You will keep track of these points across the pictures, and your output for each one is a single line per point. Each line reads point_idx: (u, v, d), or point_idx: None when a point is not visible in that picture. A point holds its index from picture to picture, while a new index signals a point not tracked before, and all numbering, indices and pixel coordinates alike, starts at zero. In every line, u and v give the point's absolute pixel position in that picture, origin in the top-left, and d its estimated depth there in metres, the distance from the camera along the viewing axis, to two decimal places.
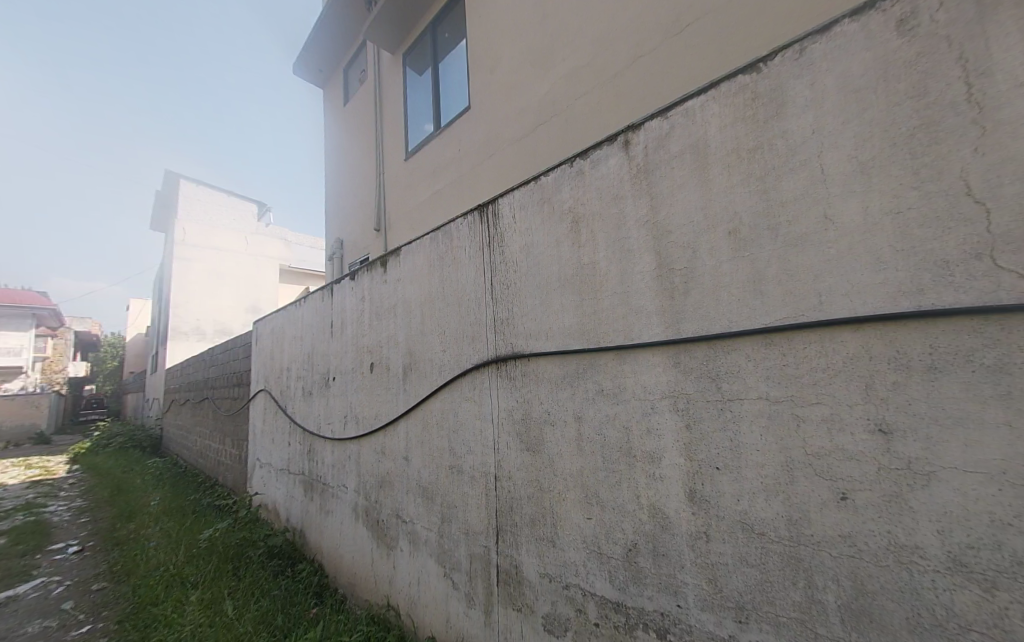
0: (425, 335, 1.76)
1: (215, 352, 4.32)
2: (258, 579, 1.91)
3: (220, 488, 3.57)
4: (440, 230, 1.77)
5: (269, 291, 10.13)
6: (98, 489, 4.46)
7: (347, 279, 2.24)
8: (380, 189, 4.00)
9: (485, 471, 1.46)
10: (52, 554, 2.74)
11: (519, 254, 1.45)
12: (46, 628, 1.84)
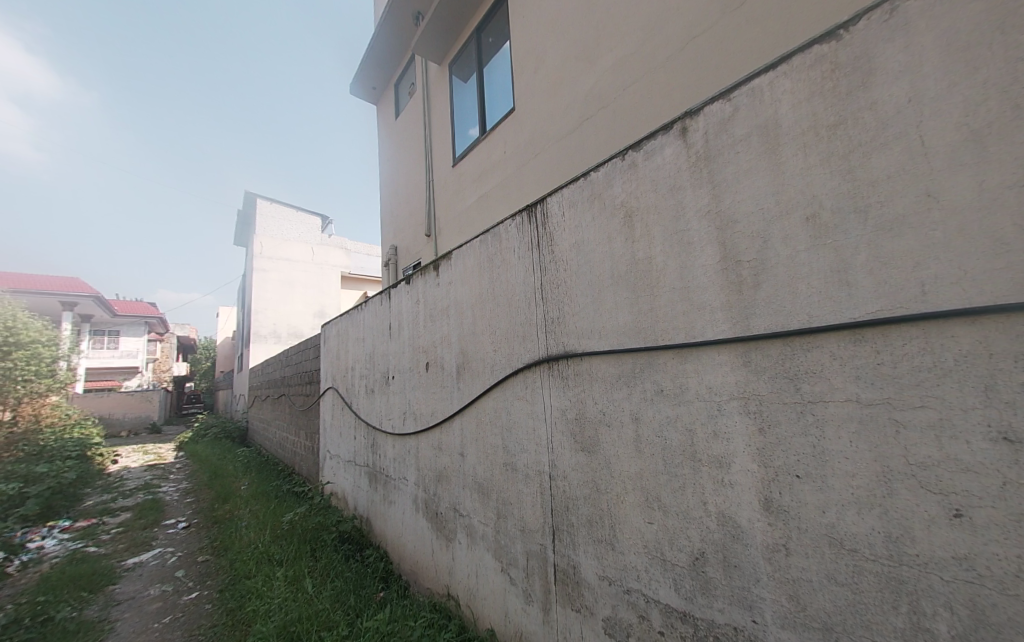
0: (477, 335, 1.80)
1: (289, 353, 4.78)
2: (330, 561, 2.08)
3: (296, 476, 3.94)
4: (489, 231, 1.80)
5: (332, 296, 10.98)
6: (201, 472, 5.14)
7: (403, 283, 2.36)
8: (429, 195, 4.18)
9: (539, 470, 1.47)
10: (166, 528, 3.19)
11: (570, 252, 1.43)
12: (165, 591, 2.15)
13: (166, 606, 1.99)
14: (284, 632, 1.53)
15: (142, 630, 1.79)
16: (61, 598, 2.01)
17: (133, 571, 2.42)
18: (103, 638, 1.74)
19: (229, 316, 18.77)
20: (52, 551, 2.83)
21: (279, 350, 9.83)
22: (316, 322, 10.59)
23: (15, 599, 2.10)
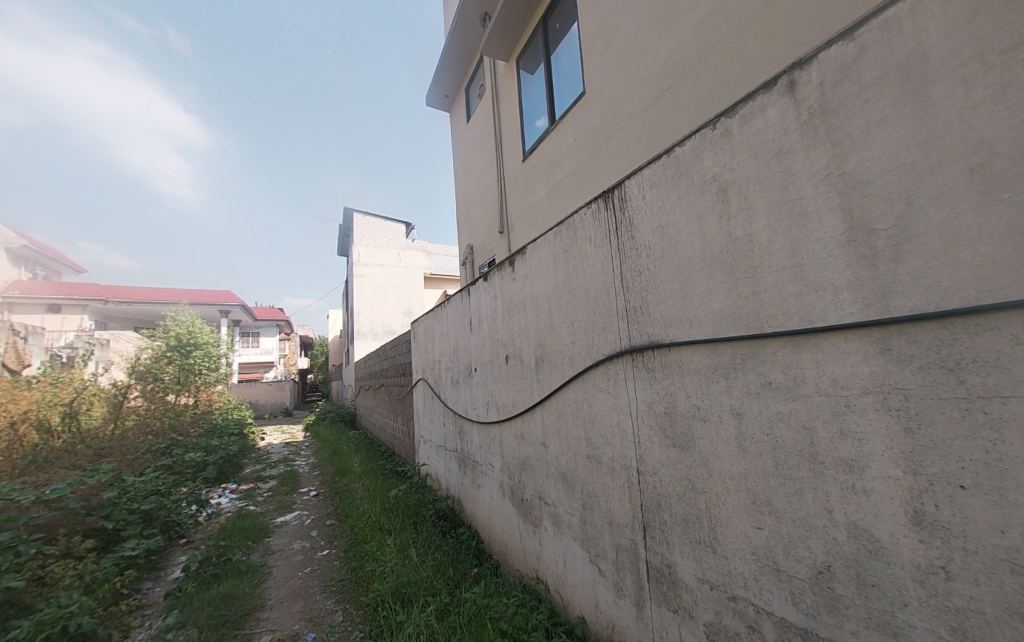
0: (555, 328, 1.81)
1: (384, 348, 5.37)
2: (429, 535, 2.31)
3: (395, 457, 4.43)
4: (563, 223, 1.78)
5: (416, 296, 12.01)
6: (323, 449, 6.09)
7: (481, 280, 2.47)
8: (501, 193, 4.30)
9: (625, 464, 1.43)
10: (302, 495, 3.86)
11: (653, 237, 1.35)
12: (305, 546, 2.61)
13: (306, 559, 2.41)
14: (397, 592, 1.74)
15: (291, 575, 2.20)
16: (235, 543, 2.57)
17: (281, 527, 2.98)
18: (265, 578, 2.18)
19: (335, 317, 21.79)
20: (228, 506, 3.63)
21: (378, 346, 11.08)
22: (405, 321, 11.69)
23: (209, 540, 2.74)
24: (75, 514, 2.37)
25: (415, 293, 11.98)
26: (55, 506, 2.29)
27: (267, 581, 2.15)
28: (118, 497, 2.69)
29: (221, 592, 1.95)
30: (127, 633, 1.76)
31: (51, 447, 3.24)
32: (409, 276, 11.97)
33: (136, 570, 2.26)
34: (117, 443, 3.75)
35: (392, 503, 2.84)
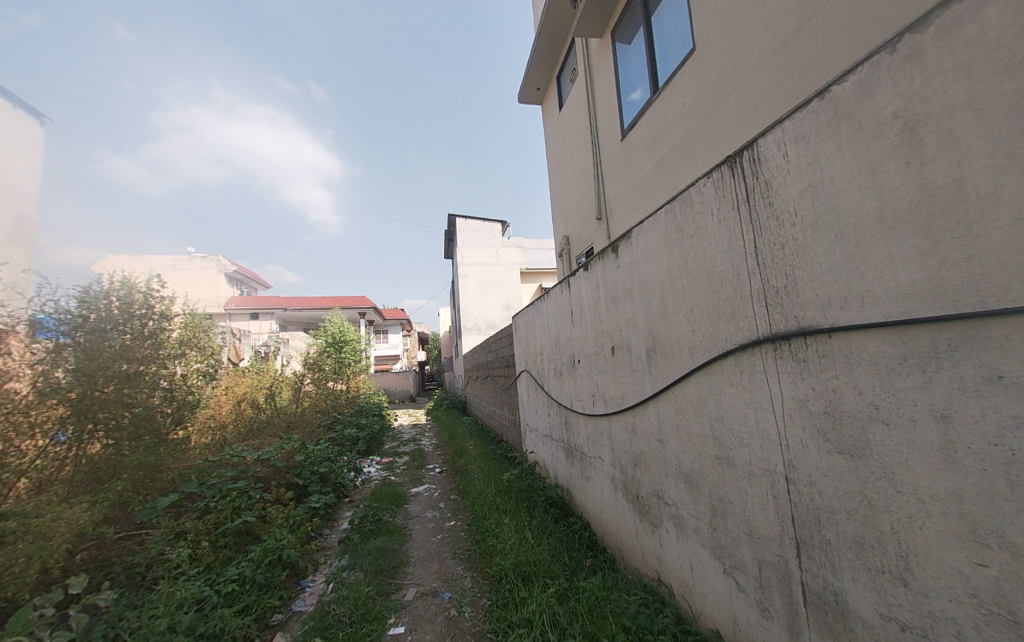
0: (670, 316, 1.67)
1: (489, 341, 5.74)
2: (543, 520, 2.41)
3: (504, 443, 4.71)
4: (677, 199, 1.61)
5: (515, 291, 12.45)
6: (443, 432, 6.85)
7: (582, 270, 2.43)
8: (598, 178, 4.15)
9: (768, 469, 1.24)
10: (429, 471, 4.40)
11: (800, 200, 1.12)
12: (437, 515, 2.98)
13: (437, 527, 2.75)
14: (517, 569, 1.86)
15: (427, 540, 2.53)
16: (383, 506, 3.06)
17: (416, 497, 3.46)
18: (408, 538, 2.55)
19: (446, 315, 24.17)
20: (375, 475, 4.38)
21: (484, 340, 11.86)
22: (505, 315, 12.27)
23: (364, 501, 3.34)
24: (279, 470, 3.16)
25: (512, 288, 12.42)
26: (267, 464, 3.09)
27: (410, 541, 2.52)
28: (305, 460, 3.48)
29: (377, 545, 2.35)
30: (317, 566, 2.25)
31: (260, 418, 4.37)
32: (507, 273, 12.47)
33: (319, 517, 2.88)
34: (298, 417, 4.89)
35: (505, 487, 3.03)
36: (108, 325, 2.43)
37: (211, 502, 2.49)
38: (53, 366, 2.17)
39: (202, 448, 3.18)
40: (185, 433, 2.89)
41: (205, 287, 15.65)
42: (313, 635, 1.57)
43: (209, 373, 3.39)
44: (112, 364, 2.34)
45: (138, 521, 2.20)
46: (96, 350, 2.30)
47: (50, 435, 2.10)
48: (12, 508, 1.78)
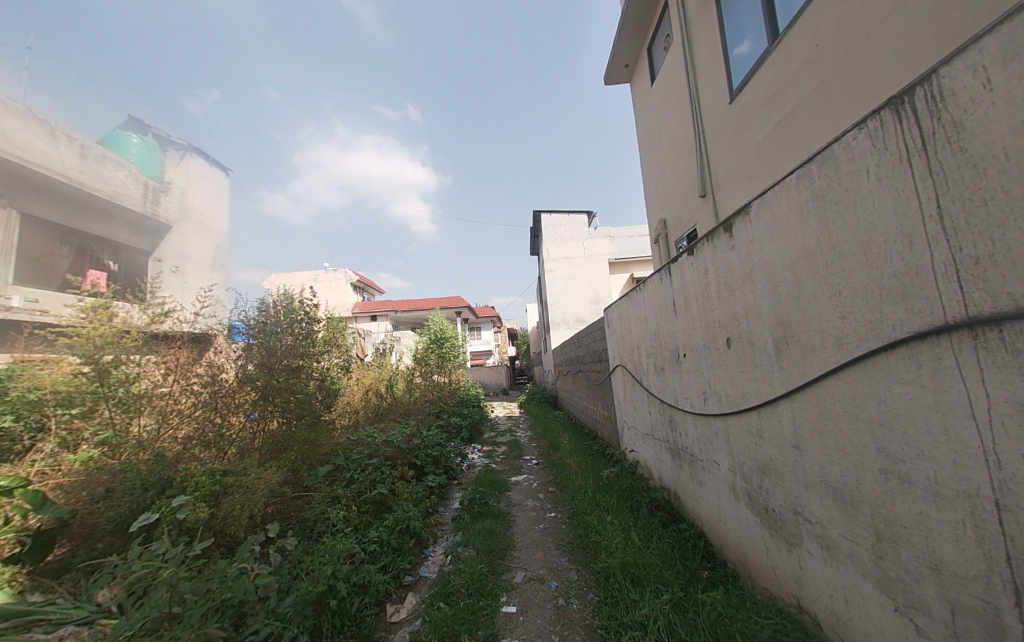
0: (806, 302, 1.41)
1: (580, 335, 5.65)
2: (649, 524, 2.29)
3: (599, 439, 4.61)
4: (812, 163, 1.36)
5: (602, 283, 12.02)
6: (537, 425, 7.01)
7: (687, 256, 2.23)
8: (700, 151, 3.75)
9: (961, 492, 0.96)
10: (526, 461, 4.56)
11: (1010, 134, 0.81)
12: (538, 505, 3.08)
13: (539, 516, 2.85)
14: (625, 570, 1.81)
15: (531, 527, 2.64)
16: (488, 491, 3.27)
17: (516, 485, 3.62)
18: (513, 524, 2.70)
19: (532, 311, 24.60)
20: (478, 461, 4.71)
21: (572, 334, 11.76)
22: (594, 308, 11.97)
23: (471, 485, 3.61)
24: (402, 451, 3.61)
25: (600, 280, 12.01)
26: (392, 445, 3.57)
27: (514, 526, 2.66)
28: (421, 443, 3.94)
29: (486, 527, 2.53)
30: (437, 539, 2.51)
31: (383, 405, 5.10)
32: (594, 265, 12.09)
33: (435, 495, 3.21)
34: (412, 405, 5.56)
35: (605, 485, 2.96)
36: (278, 328, 3.01)
37: (355, 473, 2.96)
38: (245, 361, 2.83)
39: (344, 429, 3.83)
40: (331, 416, 3.50)
41: (335, 292, 18.94)
42: (438, 599, 1.76)
43: (345, 366, 4.01)
44: (283, 359, 2.91)
45: (306, 484, 2.76)
46: (271, 348, 2.89)
47: (244, 412, 2.75)
48: (231, 468, 2.40)
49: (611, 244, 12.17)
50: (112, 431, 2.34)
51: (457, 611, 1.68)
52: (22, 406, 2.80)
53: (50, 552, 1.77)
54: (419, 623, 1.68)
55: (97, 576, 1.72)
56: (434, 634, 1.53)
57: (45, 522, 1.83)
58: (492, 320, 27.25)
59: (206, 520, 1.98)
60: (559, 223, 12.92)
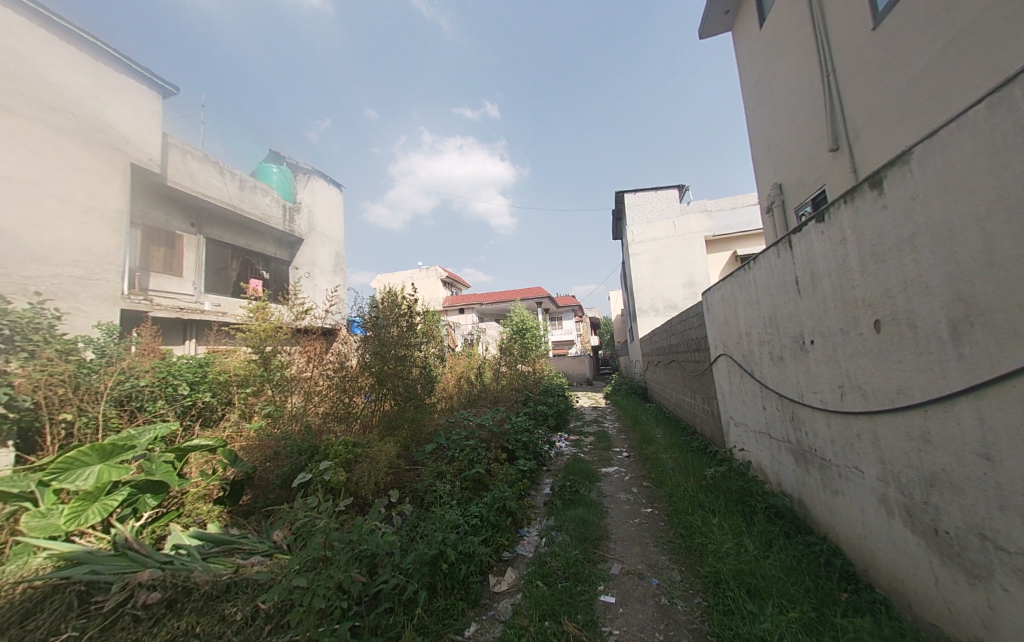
0: (1001, 271, 1.07)
1: (673, 321, 5.23)
2: (768, 533, 2.04)
3: (699, 435, 4.23)
4: (1014, 83, 1.01)
5: (697, 265, 10.86)
6: (625, 417, 6.73)
7: (816, 226, 1.89)
8: (830, 94, 3.14)
9: None
10: (616, 453, 4.44)
11: None
12: (631, 499, 2.98)
13: (634, 510, 2.76)
14: (739, 578, 1.67)
15: (626, 520, 2.58)
16: (578, 480, 3.28)
17: (607, 477, 3.56)
18: (607, 514, 2.67)
19: (616, 299, 23.52)
20: (566, 450, 4.74)
21: (662, 322, 10.95)
22: (687, 292, 10.95)
23: (560, 473, 3.66)
24: (494, 434, 3.79)
25: (694, 262, 10.89)
26: (485, 428, 3.76)
27: (609, 517, 2.63)
28: (512, 428, 4.09)
29: (579, 515, 2.54)
30: (531, 521, 2.61)
31: (475, 392, 5.43)
32: (687, 245, 11.00)
33: (527, 479, 3.32)
34: (500, 392, 5.83)
35: (709, 485, 2.72)
36: (386, 322, 3.37)
37: (455, 452, 3.16)
38: (363, 350, 3.28)
39: (444, 412, 4.18)
40: (431, 400, 3.86)
41: (428, 288, 20.78)
42: (537, 578, 1.84)
43: (440, 355, 4.36)
44: (393, 349, 3.27)
45: (416, 458, 3.05)
46: (382, 339, 3.28)
47: (363, 394, 3.19)
48: (359, 441, 2.81)
49: (707, 220, 10.85)
50: (273, 405, 2.99)
51: (556, 592, 1.73)
52: (216, 386, 3.75)
53: (243, 495, 2.39)
54: (520, 597, 1.77)
55: (272, 520, 2.20)
56: (536, 610, 1.60)
57: (237, 474, 2.39)
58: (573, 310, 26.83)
59: (345, 482, 2.37)
60: (644, 202, 11.94)
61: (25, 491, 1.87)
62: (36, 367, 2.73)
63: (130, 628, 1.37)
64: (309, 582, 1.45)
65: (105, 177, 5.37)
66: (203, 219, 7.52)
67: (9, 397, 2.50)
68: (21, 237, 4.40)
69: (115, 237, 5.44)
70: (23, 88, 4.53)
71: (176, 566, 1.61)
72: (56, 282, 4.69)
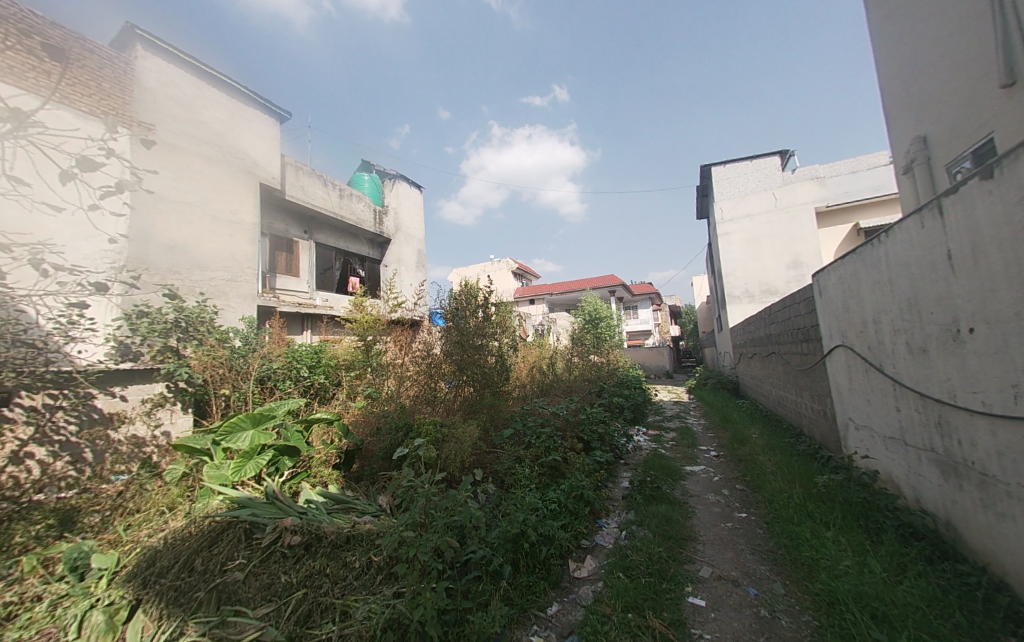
0: None
1: (774, 308, 4.59)
2: (901, 556, 1.71)
3: (807, 437, 3.70)
4: None
5: (805, 242, 9.45)
6: (714, 414, 6.17)
7: (979, 184, 1.49)
8: (1008, 11, 2.43)
9: None
10: (703, 452, 4.13)
11: None
12: (721, 501, 2.76)
13: (725, 513, 2.55)
14: (859, 602, 1.46)
15: (716, 523, 2.40)
16: (660, 477, 3.14)
17: (692, 475, 3.34)
18: (693, 514, 2.53)
19: (700, 285, 21.40)
20: (645, 444, 4.56)
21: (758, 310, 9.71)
22: (791, 274, 9.56)
23: (639, 467, 3.54)
24: (570, 423, 3.79)
25: (800, 239, 9.50)
26: (561, 416, 3.78)
27: (695, 518, 2.49)
28: (587, 419, 4.04)
29: (662, 512, 2.45)
30: (609, 513, 2.59)
31: (549, 381, 5.46)
32: (791, 220, 9.61)
33: (604, 471, 3.27)
34: (573, 382, 5.80)
35: (820, 495, 2.39)
36: (464, 313, 3.56)
37: (532, 438, 3.24)
38: (444, 339, 3.53)
39: (520, 400, 4.29)
40: (507, 387, 4.00)
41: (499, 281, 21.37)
42: (618, 569, 1.83)
43: (514, 345, 4.47)
44: (471, 338, 3.46)
45: (496, 442, 3.20)
46: (461, 328, 3.49)
47: (445, 381, 3.45)
48: (445, 422, 3.04)
49: (822, 189, 9.34)
50: (373, 388, 3.41)
51: (639, 586, 1.70)
52: (328, 369, 4.47)
53: (354, 463, 2.77)
54: (601, 585, 1.79)
55: (378, 486, 2.53)
56: (618, 601, 1.60)
57: (349, 445, 2.77)
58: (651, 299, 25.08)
59: (436, 458, 2.61)
60: (735, 174, 10.59)
61: (204, 449, 2.41)
62: (204, 352, 3.50)
63: (281, 561, 1.72)
64: (411, 542, 1.65)
65: (244, 195, 6.53)
66: (313, 226, 8.71)
67: (188, 374, 3.32)
68: (189, 250, 5.64)
69: (252, 245, 6.57)
70: (186, 129, 5.78)
71: (309, 517, 1.95)
72: (214, 284, 5.92)
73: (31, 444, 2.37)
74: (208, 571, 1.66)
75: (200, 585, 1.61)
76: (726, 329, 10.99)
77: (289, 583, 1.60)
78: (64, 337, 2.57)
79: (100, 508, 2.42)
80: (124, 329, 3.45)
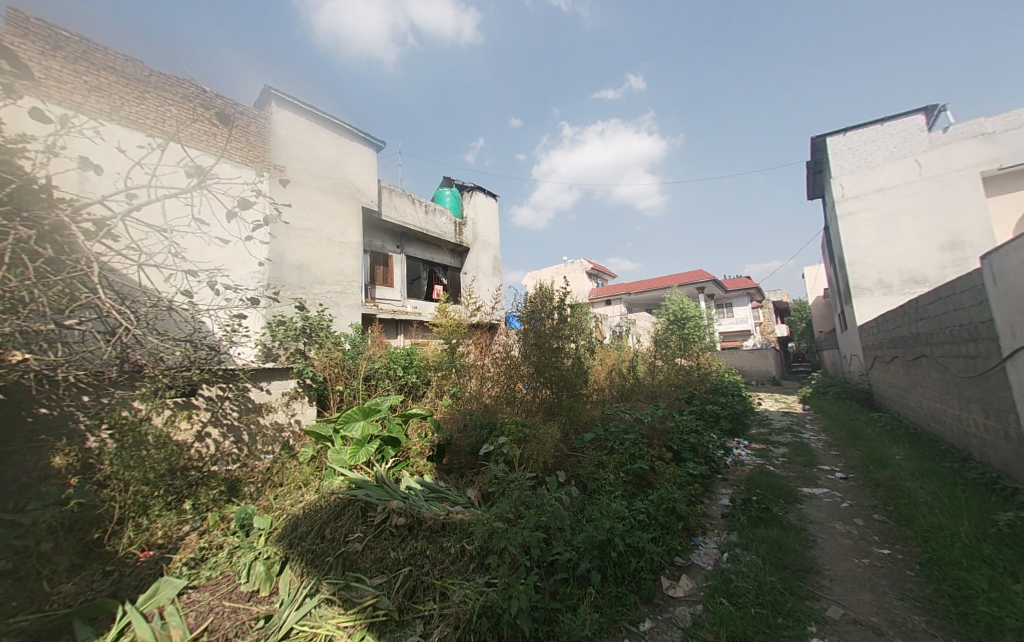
0: None
1: (923, 300, 3.71)
2: None
3: (980, 463, 2.90)
4: None
5: (968, 217, 7.49)
6: (838, 428, 5.19)
7: None
8: None
9: None
10: (826, 473, 3.51)
11: None
12: (852, 532, 2.32)
13: (859, 547, 2.14)
14: None
15: (846, 557, 2.03)
16: (768, 498, 2.77)
17: (812, 499, 2.87)
18: (813, 544, 2.18)
19: (814, 276, 18.15)
20: (748, 460, 4.05)
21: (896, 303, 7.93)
22: (946, 258, 7.64)
23: (742, 484, 3.16)
24: (656, 430, 3.56)
25: (958, 214, 7.54)
26: (646, 423, 3.57)
27: (817, 549, 2.13)
28: (676, 426, 3.74)
29: (773, 538, 2.16)
30: (707, 531, 2.37)
31: (631, 386, 5.20)
32: (943, 191, 7.70)
33: (699, 485, 2.99)
34: (658, 387, 5.42)
35: (1004, 537, 1.85)
36: (540, 316, 3.61)
37: (615, 444, 3.12)
38: (522, 342, 3.61)
39: (601, 405, 4.17)
40: (586, 391, 3.93)
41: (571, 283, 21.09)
42: (721, 596, 1.67)
43: (591, 348, 4.37)
44: (548, 341, 3.49)
45: (577, 445, 3.17)
46: (539, 331, 3.54)
47: (523, 382, 3.53)
48: (527, 423, 3.11)
49: (993, 147, 7.34)
50: (457, 389, 3.66)
51: (747, 616, 1.52)
52: (419, 371, 4.91)
53: (445, 457, 3.00)
54: (700, 609, 1.65)
55: (467, 480, 2.70)
56: (722, 629, 1.46)
57: (440, 439, 3.01)
58: (749, 296, 22.00)
59: (519, 456, 2.69)
60: (859, 142, 8.76)
61: (327, 435, 2.85)
62: (324, 354, 4.12)
63: (390, 538, 1.94)
64: (500, 535, 1.74)
65: (348, 217, 7.51)
66: (403, 241, 9.67)
67: (313, 372, 3.94)
68: (310, 268, 6.73)
69: (357, 260, 7.52)
70: (306, 167, 6.91)
71: (411, 503, 2.16)
72: (329, 296, 6.97)
73: (208, 424, 3.11)
74: (335, 540, 1.96)
75: (330, 550, 1.91)
76: (851, 329, 9.16)
77: (396, 559, 1.81)
78: (228, 341, 3.24)
79: (255, 480, 3.03)
80: (267, 335, 4.25)
